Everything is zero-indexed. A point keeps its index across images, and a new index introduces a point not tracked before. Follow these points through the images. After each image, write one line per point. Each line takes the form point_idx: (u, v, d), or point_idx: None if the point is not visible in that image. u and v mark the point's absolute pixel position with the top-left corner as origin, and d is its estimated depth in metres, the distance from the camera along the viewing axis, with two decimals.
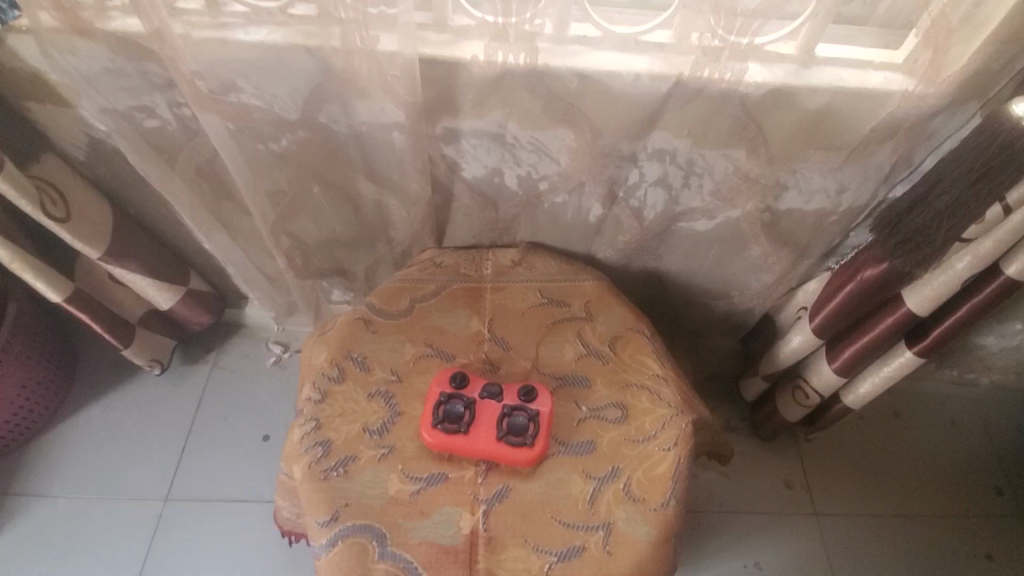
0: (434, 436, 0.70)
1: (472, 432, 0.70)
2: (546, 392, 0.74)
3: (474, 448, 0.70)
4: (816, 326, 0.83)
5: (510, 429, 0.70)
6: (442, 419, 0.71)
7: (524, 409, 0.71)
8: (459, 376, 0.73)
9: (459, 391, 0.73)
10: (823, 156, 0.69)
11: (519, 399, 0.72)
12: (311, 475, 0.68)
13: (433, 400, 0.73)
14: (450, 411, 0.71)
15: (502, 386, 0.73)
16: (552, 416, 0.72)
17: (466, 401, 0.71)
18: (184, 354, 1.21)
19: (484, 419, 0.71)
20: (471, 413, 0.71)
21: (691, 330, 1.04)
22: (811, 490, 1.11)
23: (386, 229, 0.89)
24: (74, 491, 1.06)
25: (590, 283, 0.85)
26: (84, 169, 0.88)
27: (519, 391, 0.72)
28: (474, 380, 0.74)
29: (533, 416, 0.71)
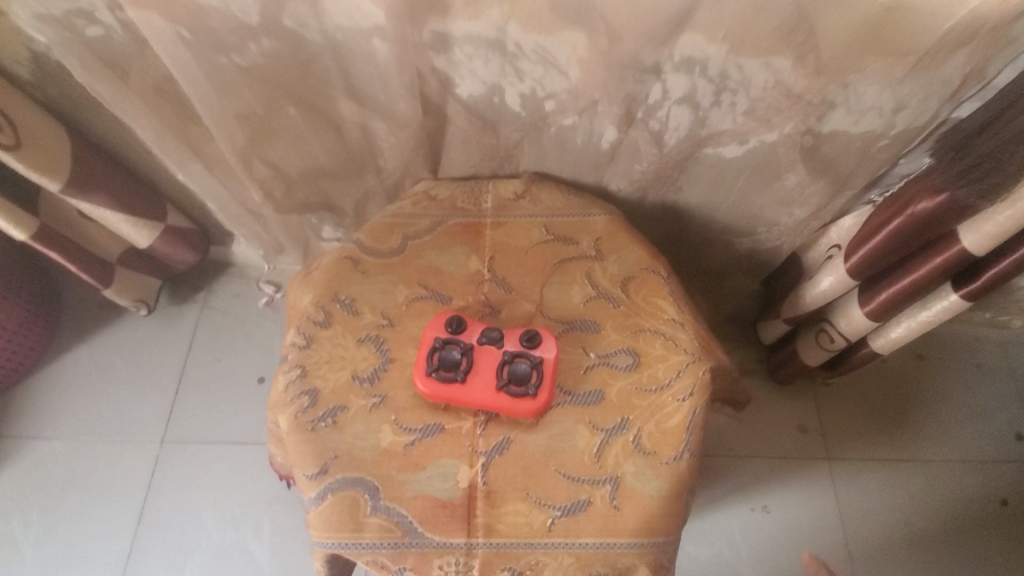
0: (429, 385, 0.65)
1: (470, 381, 0.65)
2: (550, 338, 0.67)
3: (472, 398, 0.64)
4: (851, 266, 0.75)
5: (511, 378, 0.64)
6: (438, 367, 0.65)
7: (527, 357, 0.65)
8: (455, 320, 0.67)
9: (456, 336, 0.67)
10: (883, 65, 0.58)
11: (521, 346, 0.66)
12: (298, 426, 0.64)
13: (428, 346, 0.67)
14: (446, 358, 0.65)
15: (502, 331, 0.67)
16: (557, 363, 0.67)
17: (463, 348, 0.66)
18: (172, 294, 1.16)
19: (483, 366, 0.66)
20: (469, 361, 0.65)
21: (709, 270, 0.96)
22: (824, 434, 1.08)
23: (374, 158, 0.79)
24: (71, 431, 1.05)
25: (602, 218, 0.77)
26: (33, 91, 0.79)
27: (521, 337, 0.66)
28: (472, 324, 0.68)
29: (536, 363, 0.65)
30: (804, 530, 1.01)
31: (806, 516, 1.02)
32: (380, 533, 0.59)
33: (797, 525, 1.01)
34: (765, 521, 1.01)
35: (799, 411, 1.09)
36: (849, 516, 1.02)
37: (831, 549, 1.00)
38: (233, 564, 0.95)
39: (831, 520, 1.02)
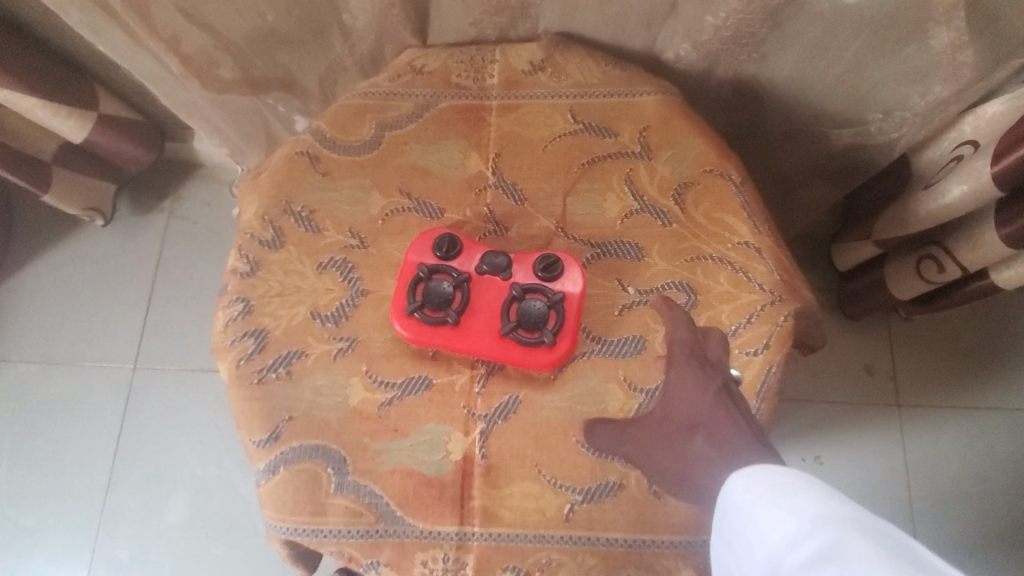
0: (411, 328, 0.48)
1: (465, 324, 0.48)
2: (576, 267, 0.49)
3: (468, 347, 0.48)
4: (996, 174, 0.54)
5: (521, 320, 0.48)
6: (422, 305, 0.48)
7: (544, 292, 0.48)
8: (446, 242, 0.49)
9: (448, 263, 0.49)
10: None
11: (536, 277, 0.49)
12: (241, 378, 0.49)
13: (409, 276, 0.50)
14: (433, 293, 0.48)
15: (511, 256, 0.50)
16: (584, 302, 0.49)
17: (457, 278, 0.48)
18: (133, 201, 0.99)
19: (484, 304, 0.49)
20: (464, 297, 0.48)
21: (783, 176, 0.74)
22: (896, 376, 0.91)
23: (338, 12, 0.58)
24: (33, 355, 0.93)
25: (651, 100, 0.55)
26: None
27: (536, 264, 0.49)
28: (469, 247, 0.50)
29: (557, 302, 0.48)
30: (862, 483, 0.87)
31: (866, 469, 0.88)
32: (346, 518, 0.46)
33: (856, 479, 0.87)
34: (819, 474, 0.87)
35: (869, 349, 0.92)
36: (916, 470, 0.88)
37: (893, 507, 0.87)
38: (219, 500, 0.87)
39: (896, 476, 0.88)
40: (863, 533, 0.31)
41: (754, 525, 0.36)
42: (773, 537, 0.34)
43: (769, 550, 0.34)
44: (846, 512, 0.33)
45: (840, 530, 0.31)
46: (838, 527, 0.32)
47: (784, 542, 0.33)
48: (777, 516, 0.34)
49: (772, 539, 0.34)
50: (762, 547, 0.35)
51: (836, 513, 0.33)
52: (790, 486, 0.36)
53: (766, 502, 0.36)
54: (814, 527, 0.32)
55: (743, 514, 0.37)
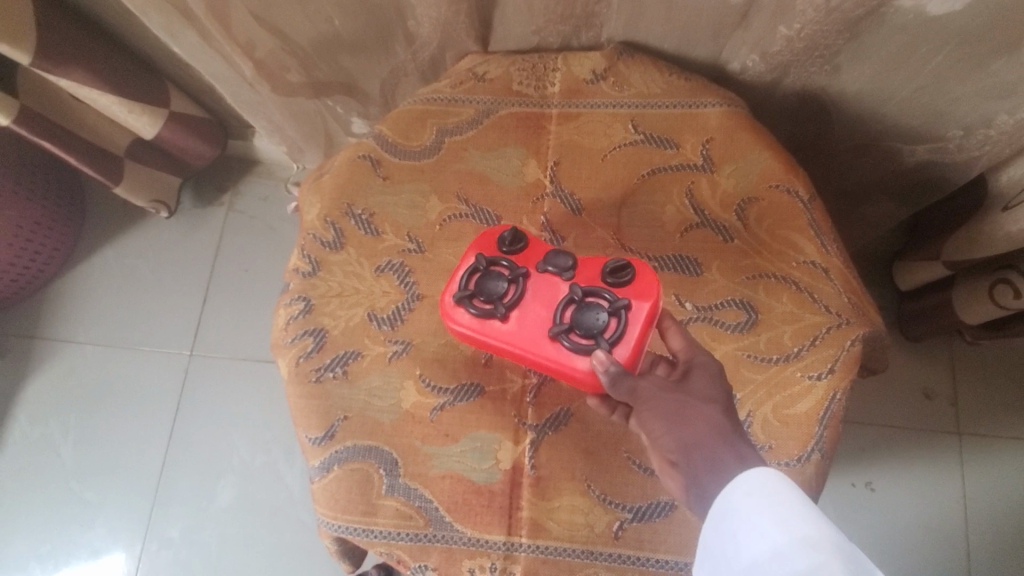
0: (459, 318, 0.46)
1: (515, 322, 0.45)
2: (649, 279, 0.46)
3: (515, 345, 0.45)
4: None
5: (576, 325, 0.44)
6: (474, 294, 0.46)
7: (607, 297, 0.44)
8: (510, 235, 0.47)
9: (510, 256, 0.47)
10: None
11: (605, 279, 0.45)
12: (300, 376, 0.50)
13: (466, 263, 0.47)
14: (487, 283, 0.46)
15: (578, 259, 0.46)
16: (654, 315, 0.45)
17: (516, 270, 0.45)
18: (195, 194, 1.03)
19: (539, 301, 0.45)
20: (517, 292, 0.45)
21: (848, 190, 0.71)
22: (957, 403, 0.86)
23: (403, 19, 0.58)
24: (99, 338, 0.98)
25: (715, 112, 0.54)
26: None
27: (604, 266, 0.45)
28: (533, 244, 0.48)
29: (620, 309, 0.44)
30: (917, 514, 0.83)
31: (922, 499, 0.84)
32: (396, 520, 0.47)
33: (910, 511, 0.83)
34: (869, 501, 0.84)
35: (930, 373, 0.87)
36: (976, 505, 0.83)
37: (949, 543, 0.82)
38: (265, 486, 0.90)
39: (955, 510, 0.83)
40: (844, 563, 0.31)
41: (746, 528, 0.35)
42: (761, 545, 0.34)
43: (750, 556, 0.34)
44: (832, 541, 0.33)
45: (825, 555, 0.32)
46: (824, 552, 0.32)
47: (768, 553, 0.34)
48: (766, 527, 0.34)
49: (758, 546, 0.34)
50: (744, 547, 0.35)
51: (822, 540, 0.33)
52: (788, 500, 0.35)
53: (760, 507, 0.35)
54: (800, 547, 0.33)
55: (736, 512, 0.36)
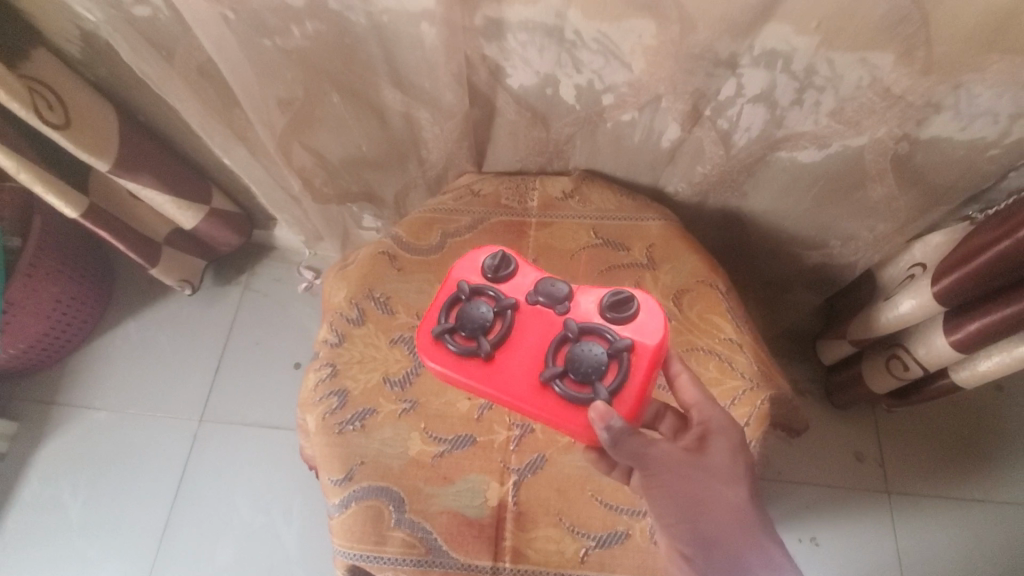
0: (447, 344, 0.50)
1: (504, 356, 0.49)
2: (645, 320, 0.48)
3: (505, 379, 0.49)
4: (939, 290, 0.66)
5: (570, 366, 0.47)
6: (459, 325, 0.50)
7: (605, 338, 0.47)
8: (498, 266, 0.51)
9: (498, 287, 0.51)
10: (1008, 65, 0.48)
11: (604, 315, 0.49)
12: (325, 428, 0.62)
13: (457, 293, 0.51)
14: (474, 314, 0.50)
15: (569, 292, 0.50)
16: (652, 357, 0.47)
17: (503, 303, 0.50)
18: (216, 275, 1.16)
19: (530, 335, 0.49)
20: (505, 326, 0.49)
21: (770, 281, 0.88)
22: (884, 465, 0.99)
23: (417, 148, 0.75)
24: (114, 405, 1.06)
25: (656, 224, 0.71)
26: (83, 70, 0.77)
27: (601, 305, 0.48)
28: (521, 274, 0.52)
29: (615, 353, 0.47)
30: (857, 567, 0.93)
31: (861, 553, 0.94)
32: (402, 548, 0.57)
33: (851, 564, 0.93)
34: (815, 555, 0.94)
35: (859, 438, 1.00)
36: (908, 559, 0.93)
37: None
38: (262, 547, 0.96)
39: (889, 564, 0.93)
40: None
41: None
42: None
43: None
44: None
45: None
46: None
47: None
48: None
49: None
50: None
51: None
52: None
53: None
54: None
55: None
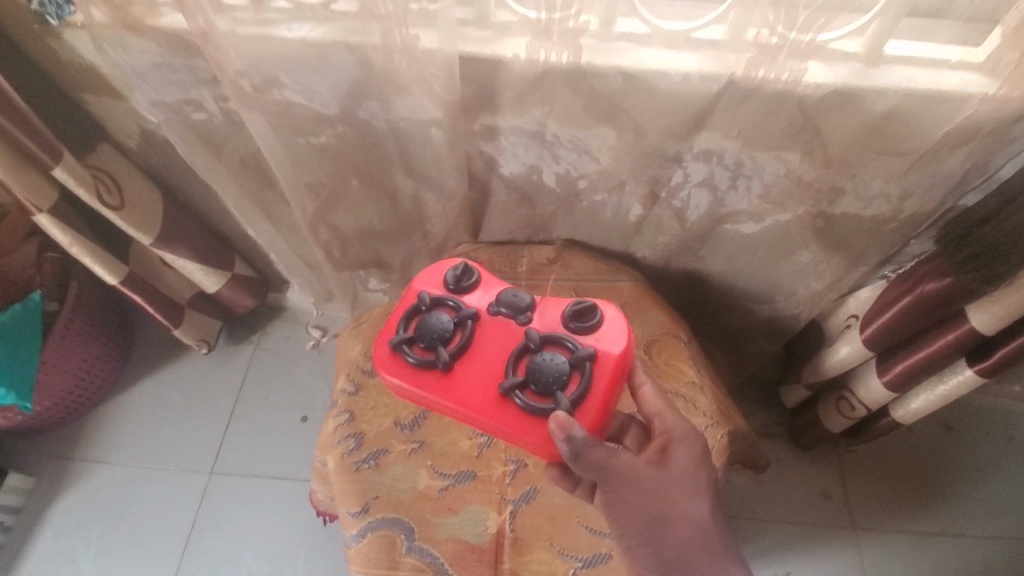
0: (409, 355, 0.56)
1: (465, 365, 0.56)
2: (601, 332, 0.56)
3: (467, 385, 0.55)
4: (866, 338, 0.77)
5: (531, 376, 0.54)
6: (422, 337, 0.56)
7: (569, 348, 0.55)
8: (463, 282, 0.59)
9: (461, 302, 0.59)
10: (886, 163, 0.62)
11: (567, 326, 0.56)
12: (344, 466, 0.70)
13: (422, 306, 0.58)
14: (436, 325, 0.56)
15: (529, 306, 0.58)
16: (608, 364, 0.54)
17: (465, 314, 0.57)
18: (230, 335, 1.25)
19: (488, 347, 0.57)
20: (465, 337, 0.56)
21: (732, 333, 1.00)
22: (849, 501, 1.07)
23: (422, 222, 0.88)
24: (129, 460, 1.12)
25: (628, 285, 0.83)
26: (137, 159, 0.90)
27: (566, 318, 0.56)
28: (483, 291, 0.60)
29: (577, 361, 0.53)
30: None
31: None
32: (414, 571, 0.66)
33: None
34: None
35: (825, 476, 1.09)
36: None
37: None
38: None
39: None
40: None
41: None
42: None
43: None
44: None
45: None
46: None
47: None
48: None
49: None
50: None
51: None
52: None
53: None
54: None
55: None
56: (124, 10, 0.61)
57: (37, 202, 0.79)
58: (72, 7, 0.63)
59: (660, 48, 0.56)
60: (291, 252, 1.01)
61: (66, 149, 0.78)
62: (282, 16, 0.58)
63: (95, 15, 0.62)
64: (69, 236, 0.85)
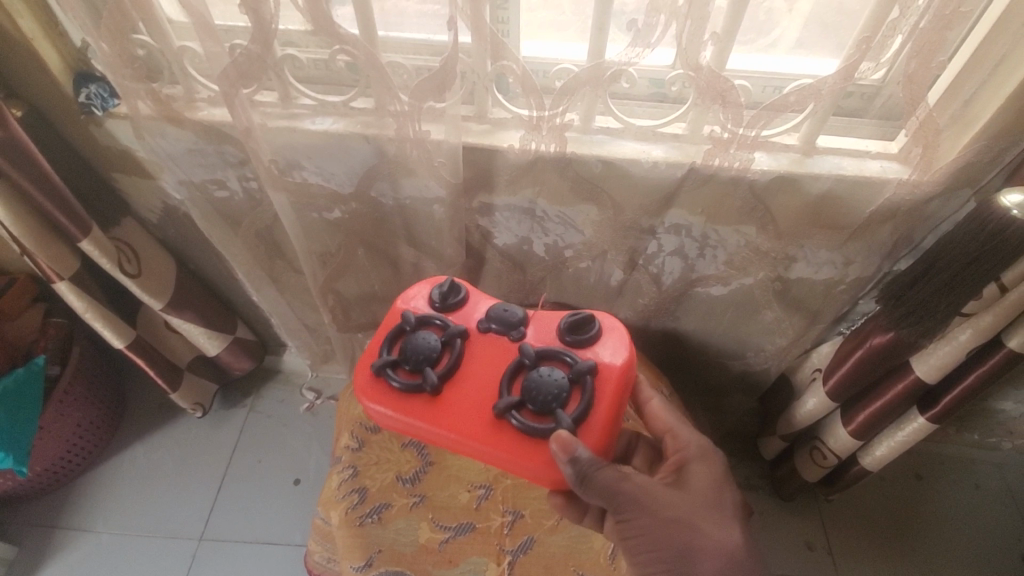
0: (399, 374, 0.61)
1: (456, 384, 0.61)
2: (594, 346, 0.62)
3: (459, 402, 0.61)
4: (828, 389, 0.85)
5: (527, 397, 0.58)
6: (410, 358, 0.61)
7: (568, 361, 0.60)
8: (451, 301, 0.66)
9: (449, 322, 0.64)
10: (827, 235, 0.73)
11: (563, 340, 0.62)
12: (348, 520, 0.73)
13: (411, 326, 0.63)
14: (425, 345, 0.61)
15: (519, 323, 0.63)
16: (602, 375, 0.60)
17: (453, 333, 0.62)
18: (224, 398, 1.27)
19: (473, 365, 0.62)
20: (455, 357, 0.62)
21: (710, 387, 1.07)
22: (832, 551, 1.11)
23: None
24: (117, 527, 1.11)
25: None
26: (155, 231, 0.98)
27: (563, 335, 0.62)
28: (471, 311, 0.66)
29: (575, 376, 0.59)
30: None
31: None
32: None
33: None
34: None
35: (806, 527, 1.13)
36: None
37: None
38: None
39: None
40: None
41: None
42: None
43: None
44: None
45: None
46: None
47: None
48: None
49: None
50: None
51: None
52: None
53: None
54: None
55: None
56: (168, 105, 0.69)
57: (58, 271, 0.84)
58: (117, 100, 0.71)
59: (632, 140, 0.67)
60: (293, 316, 1.06)
61: (94, 223, 0.84)
62: (306, 111, 0.67)
63: (140, 107, 0.68)
64: (85, 303, 0.90)
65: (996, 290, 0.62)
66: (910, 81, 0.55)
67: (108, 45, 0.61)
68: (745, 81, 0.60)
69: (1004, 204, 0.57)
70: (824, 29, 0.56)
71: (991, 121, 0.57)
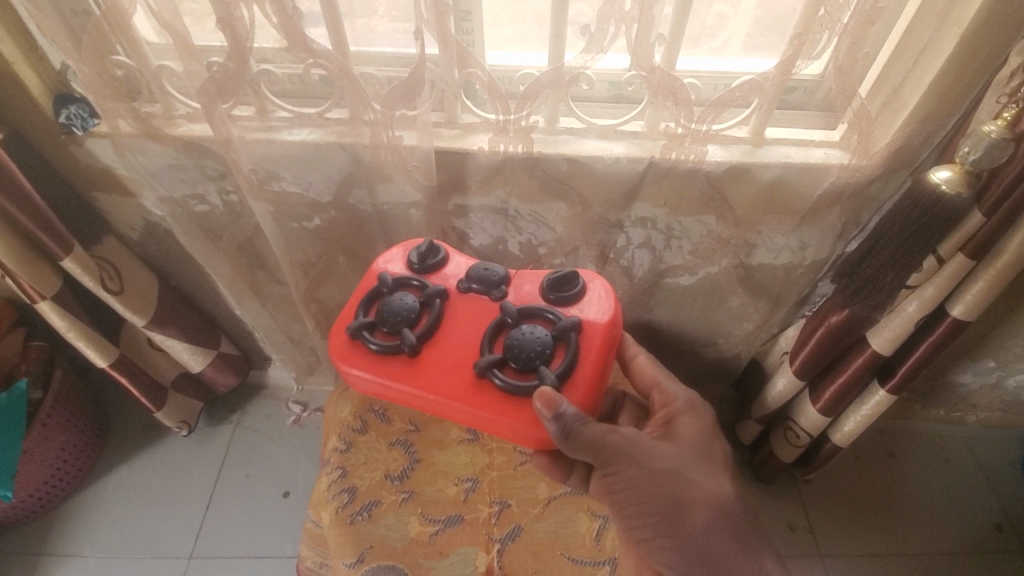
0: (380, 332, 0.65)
1: (435, 344, 0.65)
2: (575, 305, 0.66)
3: (438, 359, 0.64)
4: (796, 369, 0.89)
5: (511, 355, 0.61)
6: (390, 319, 0.64)
7: (551, 320, 0.64)
8: (432, 264, 0.69)
9: (428, 284, 0.68)
10: (782, 220, 0.77)
11: (546, 299, 0.66)
12: (339, 519, 0.75)
13: (391, 288, 0.67)
14: (405, 306, 0.65)
15: (501, 284, 0.67)
16: (584, 331, 0.64)
17: (433, 294, 0.66)
18: (210, 415, 1.27)
19: (454, 326, 0.66)
20: (437, 317, 0.65)
21: (686, 376, 1.11)
22: (813, 531, 1.14)
23: None
24: (105, 550, 1.10)
25: None
26: (136, 249, 0.99)
27: (546, 296, 0.66)
28: (450, 275, 0.70)
29: (557, 332, 0.63)
30: None
31: None
32: None
33: None
34: None
35: (787, 509, 1.17)
36: None
37: None
38: None
39: None
40: None
41: None
42: None
43: None
44: None
45: None
46: None
47: None
48: None
49: None
50: None
51: None
52: None
53: None
54: None
55: None
56: (148, 122, 0.71)
57: (42, 290, 0.85)
58: (96, 119, 0.73)
59: (595, 138, 0.71)
60: (277, 328, 1.08)
61: (75, 242, 0.86)
62: (284, 123, 0.70)
63: (121, 126, 0.71)
64: (68, 323, 0.91)
65: (934, 262, 0.69)
66: (842, 73, 0.60)
67: (88, 66, 0.63)
68: (694, 79, 0.65)
69: (934, 180, 0.61)
70: (763, 29, 0.61)
71: (918, 106, 0.63)
